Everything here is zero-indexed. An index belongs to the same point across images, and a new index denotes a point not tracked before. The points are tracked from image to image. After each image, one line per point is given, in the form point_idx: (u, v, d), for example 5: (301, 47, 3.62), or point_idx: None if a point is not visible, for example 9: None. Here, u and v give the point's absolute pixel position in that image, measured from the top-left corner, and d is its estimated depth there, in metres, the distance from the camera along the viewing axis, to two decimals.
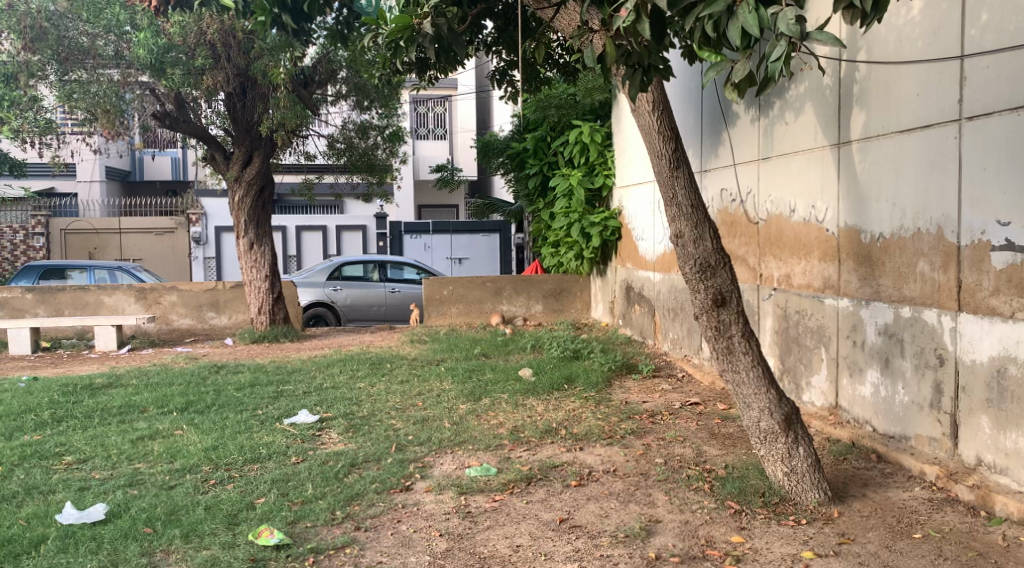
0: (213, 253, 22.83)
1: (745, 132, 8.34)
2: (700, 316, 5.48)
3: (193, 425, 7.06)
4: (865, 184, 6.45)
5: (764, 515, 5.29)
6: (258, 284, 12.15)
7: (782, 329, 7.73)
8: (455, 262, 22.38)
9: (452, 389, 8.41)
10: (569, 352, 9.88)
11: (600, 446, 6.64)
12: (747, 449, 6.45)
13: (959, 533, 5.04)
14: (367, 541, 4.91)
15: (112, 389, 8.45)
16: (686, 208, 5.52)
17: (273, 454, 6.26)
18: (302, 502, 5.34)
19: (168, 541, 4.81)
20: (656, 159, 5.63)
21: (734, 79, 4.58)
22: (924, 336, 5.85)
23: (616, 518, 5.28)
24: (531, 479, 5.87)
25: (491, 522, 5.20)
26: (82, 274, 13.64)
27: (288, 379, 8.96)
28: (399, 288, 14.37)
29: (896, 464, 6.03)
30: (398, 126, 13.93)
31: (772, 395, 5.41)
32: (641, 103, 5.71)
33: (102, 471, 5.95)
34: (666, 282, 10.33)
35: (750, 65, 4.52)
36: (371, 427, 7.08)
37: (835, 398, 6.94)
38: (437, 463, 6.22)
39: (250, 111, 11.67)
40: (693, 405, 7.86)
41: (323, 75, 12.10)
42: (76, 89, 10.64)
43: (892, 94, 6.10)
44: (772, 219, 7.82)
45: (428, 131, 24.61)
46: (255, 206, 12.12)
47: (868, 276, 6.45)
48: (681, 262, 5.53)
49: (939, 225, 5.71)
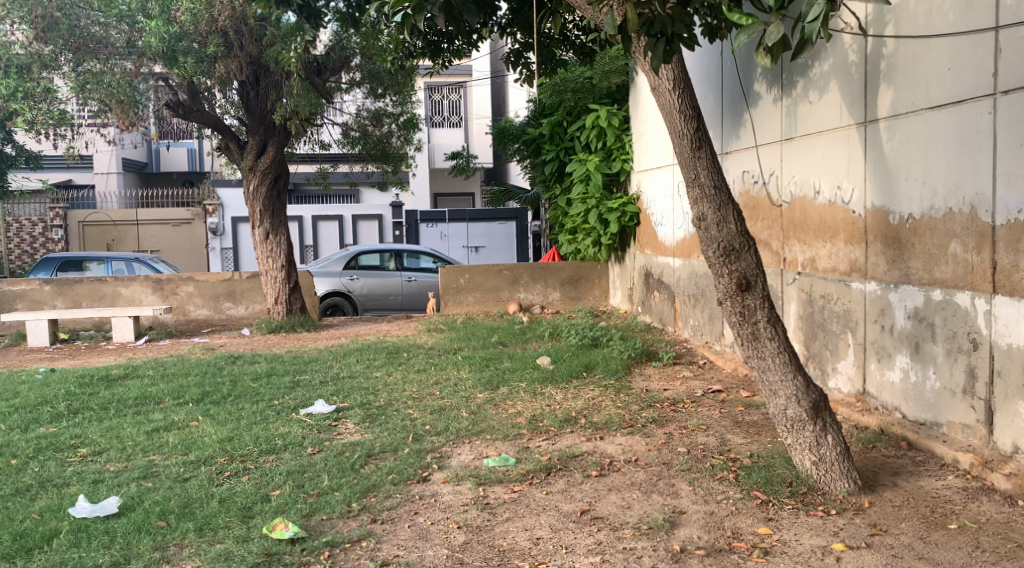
0: (230, 244, 22.54)
1: (767, 112, 8.14)
2: (724, 302, 5.32)
3: (209, 415, 6.97)
4: (894, 163, 6.25)
5: (792, 505, 5.13)
6: (274, 274, 12.08)
7: (806, 314, 7.56)
8: (471, 250, 22.29)
9: (469, 378, 8.30)
10: (588, 340, 9.74)
11: (621, 435, 6.49)
12: (773, 437, 6.29)
13: (996, 524, 4.86)
14: (384, 535, 4.78)
15: (128, 380, 8.39)
16: (708, 189, 5.34)
17: (289, 445, 6.15)
18: (318, 495, 5.23)
19: (182, 535, 4.70)
20: (678, 139, 5.45)
21: (766, 43, 4.49)
22: (956, 320, 5.66)
23: (638, 509, 5.14)
24: (551, 469, 5.74)
25: (510, 514, 5.07)
26: (99, 265, 13.57)
27: (305, 368, 8.87)
28: (416, 277, 14.26)
29: (928, 452, 5.85)
30: (413, 113, 13.74)
31: (799, 381, 5.25)
32: (661, 82, 5.53)
33: (117, 463, 5.85)
34: (686, 268, 10.15)
35: (783, 28, 4.45)
36: (388, 417, 6.96)
37: (862, 384, 6.76)
38: (455, 454, 6.09)
39: (264, 100, 11.56)
40: (716, 393, 7.71)
41: (337, 63, 11.86)
42: (89, 79, 10.56)
43: (922, 69, 5.90)
44: (796, 202, 7.63)
45: (443, 119, 24.46)
46: (270, 195, 12.01)
47: (897, 259, 6.26)
48: (704, 246, 5.36)
49: (972, 205, 5.52)
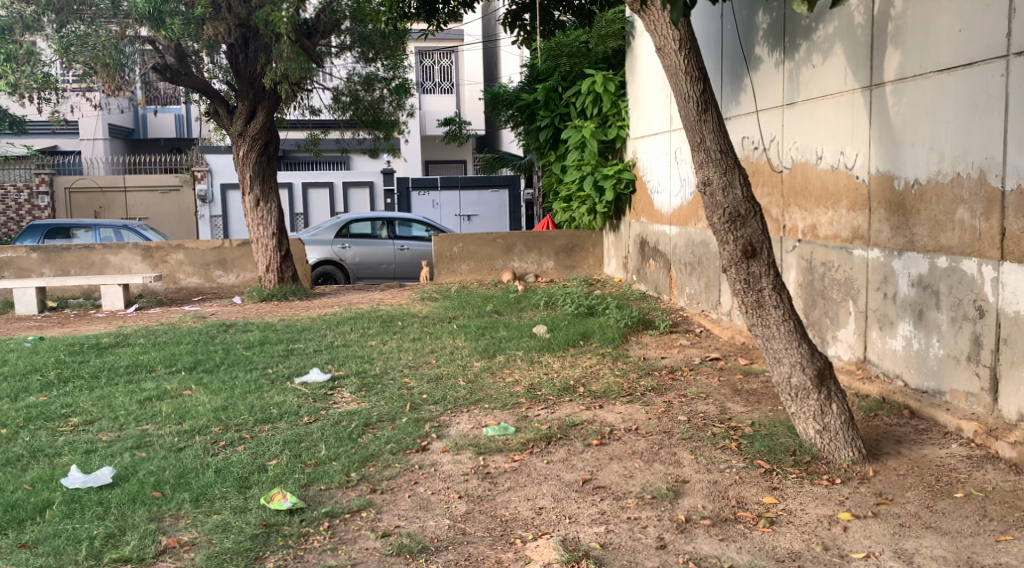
0: (219, 212, 22.70)
1: (768, 76, 8.00)
2: (729, 269, 5.23)
3: (202, 384, 6.87)
4: (900, 127, 6.13)
5: (796, 474, 5.06)
6: (265, 241, 11.95)
7: (806, 282, 7.47)
8: (464, 219, 22.16)
9: (465, 346, 8.21)
10: (584, 309, 9.64)
11: (621, 404, 6.42)
12: (773, 405, 6.23)
13: (1002, 493, 4.80)
14: (384, 505, 4.70)
15: (119, 348, 8.26)
16: (714, 153, 5.23)
17: (285, 414, 6.05)
18: (315, 464, 5.14)
19: (177, 506, 4.60)
20: (683, 102, 5.32)
21: None
22: (962, 287, 5.58)
23: (641, 478, 5.07)
24: (551, 438, 5.65)
25: (511, 483, 5.00)
26: (87, 232, 13.35)
27: (299, 337, 8.77)
28: (409, 246, 14.14)
29: (931, 420, 5.79)
30: (405, 77, 13.51)
31: (804, 349, 5.17)
32: (667, 42, 5.39)
33: (109, 433, 5.74)
34: (682, 236, 10.05)
35: None
36: (384, 386, 6.87)
37: (863, 351, 6.70)
38: (453, 423, 6.00)
39: (253, 63, 11.35)
40: (714, 361, 7.64)
41: (327, 25, 11.52)
42: (74, 41, 10.31)
43: (931, 31, 5.77)
44: (797, 167, 7.51)
45: (434, 85, 24.26)
46: (260, 161, 11.81)
47: (901, 225, 6.16)
48: (709, 213, 5.26)
49: (980, 169, 5.42)
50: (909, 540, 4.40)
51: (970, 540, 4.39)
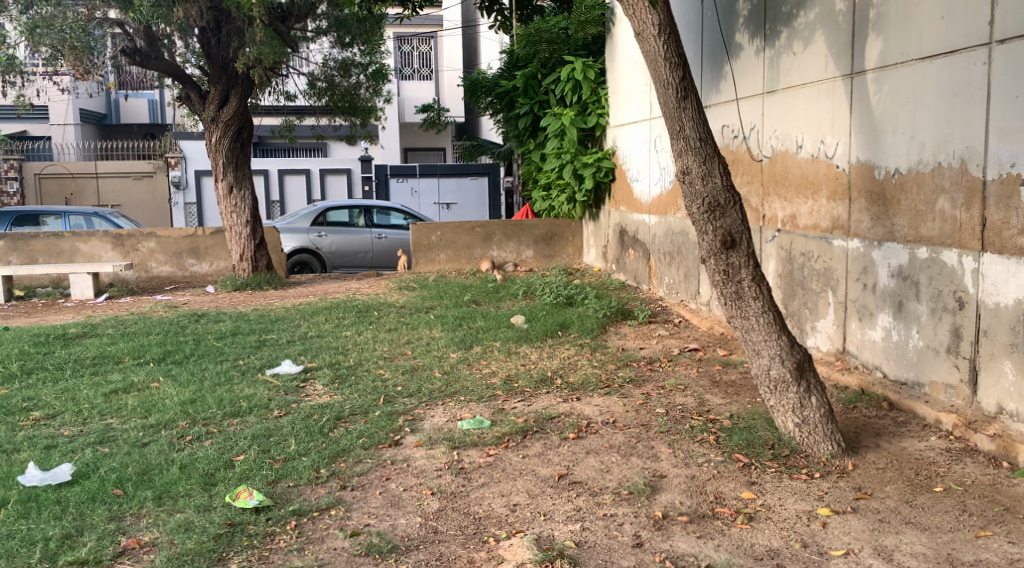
0: (193, 199, 22.07)
1: (748, 64, 7.90)
2: (708, 260, 5.14)
3: (170, 376, 6.72)
4: (881, 116, 6.05)
5: (775, 468, 4.98)
6: (239, 229, 11.76)
7: (785, 272, 7.39)
8: (443, 207, 22.00)
9: (442, 337, 8.06)
10: (563, 298, 9.51)
11: (598, 396, 6.32)
12: (752, 397, 6.15)
13: (981, 487, 4.75)
14: (354, 502, 4.57)
15: (85, 340, 8.06)
16: (694, 141, 5.12)
17: (254, 408, 5.90)
18: (284, 460, 5.00)
19: (139, 504, 4.46)
20: (663, 89, 5.20)
21: None
22: (942, 278, 5.51)
23: (618, 473, 4.98)
24: (527, 432, 5.55)
25: (486, 479, 4.89)
26: (56, 220, 13.06)
27: (272, 327, 8.61)
28: (386, 234, 13.97)
29: (909, 413, 5.72)
30: (382, 63, 13.33)
31: (783, 341, 5.09)
32: (645, 26, 5.23)
33: (72, 427, 5.58)
34: (661, 226, 9.97)
35: None
36: (358, 378, 6.73)
37: (842, 342, 6.63)
38: (428, 416, 5.89)
39: (226, 48, 11.14)
40: (693, 352, 7.56)
41: (303, 9, 11.31)
42: (40, 22, 10.06)
43: (913, 19, 5.69)
44: (777, 156, 7.43)
45: (413, 71, 24.07)
46: (233, 147, 11.57)
47: (881, 216, 6.09)
48: (688, 202, 5.16)
49: (962, 159, 5.34)
50: (888, 536, 4.33)
51: (950, 535, 4.32)
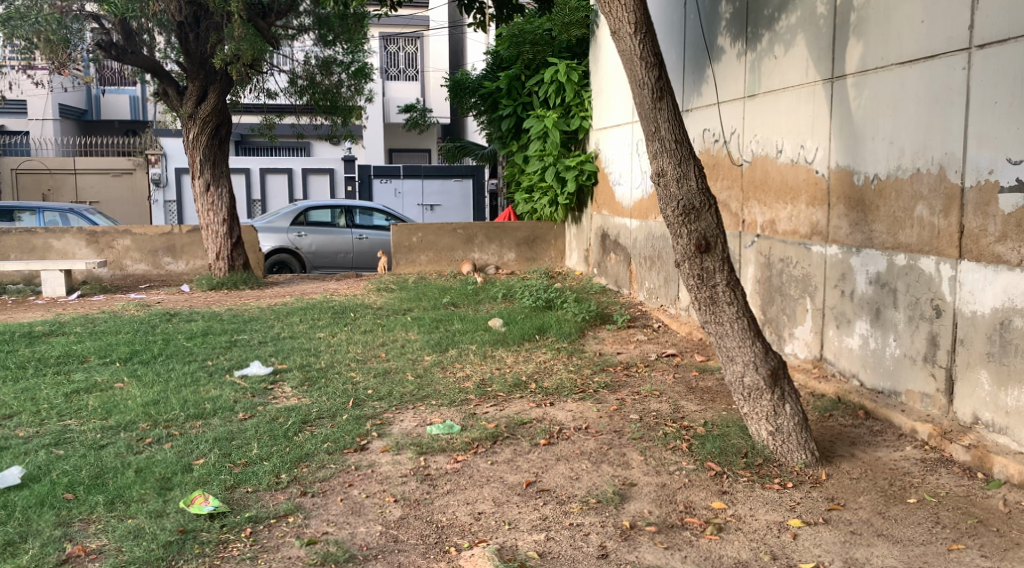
0: (173, 197, 21.71)
1: (730, 67, 7.82)
2: (683, 263, 5.04)
3: (135, 376, 6.58)
4: (861, 122, 5.97)
5: (747, 477, 4.89)
6: (215, 228, 11.58)
7: (764, 278, 7.30)
8: (427, 209, 21.87)
9: (417, 340, 7.94)
10: (541, 302, 9.38)
11: (572, 402, 6.20)
12: (727, 404, 6.05)
13: (956, 498, 4.66)
14: (313, 509, 4.45)
15: (52, 338, 7.90)
16: (669, 143, 5.03)
17: (219, 410, 5.77)
18: (245, 464, 4.87)
19: (90, 509, 4.33)
20: (638, 89, 5.10)
21: None
22: (920, 286, 5.43)
23: (587, 481, 4.87)
24: (497, 437, 5.43)
25: (451, 486, 4.77)
26: (31, 215, 12.85)
27: (244, 327, 8.47)
28: (368, 235, 13.83)
29: (885, 422, 5.63)
30: (364, 61, 13.18)
31: (758, 347, 4.99)
32: (622, 25, 5.10)
33: (28, 428, 5.43)
34: (642, 230, 9.89)
35: None
36: (328, 381, 6.60)
37: (819, 350, 6.54)
38: (397, 420, 5.76)
39: (204, 43, 11.01)
40: (670, 357, 7.47)
41: (284, 6, 11.20)
42: (14, 14, 9.94)
43: (895, 24, 5.62)
44: (758, 161, 7.34)
45: (399, 71, 23.94)
46: (211, 143, 11.41)
47: (860, 222, 6.01)
48: (663, 205, 5.06)
49: (940, 165, 5.27)
50: (859, 549, 4.24)
51: (922, 548, 4.24)
